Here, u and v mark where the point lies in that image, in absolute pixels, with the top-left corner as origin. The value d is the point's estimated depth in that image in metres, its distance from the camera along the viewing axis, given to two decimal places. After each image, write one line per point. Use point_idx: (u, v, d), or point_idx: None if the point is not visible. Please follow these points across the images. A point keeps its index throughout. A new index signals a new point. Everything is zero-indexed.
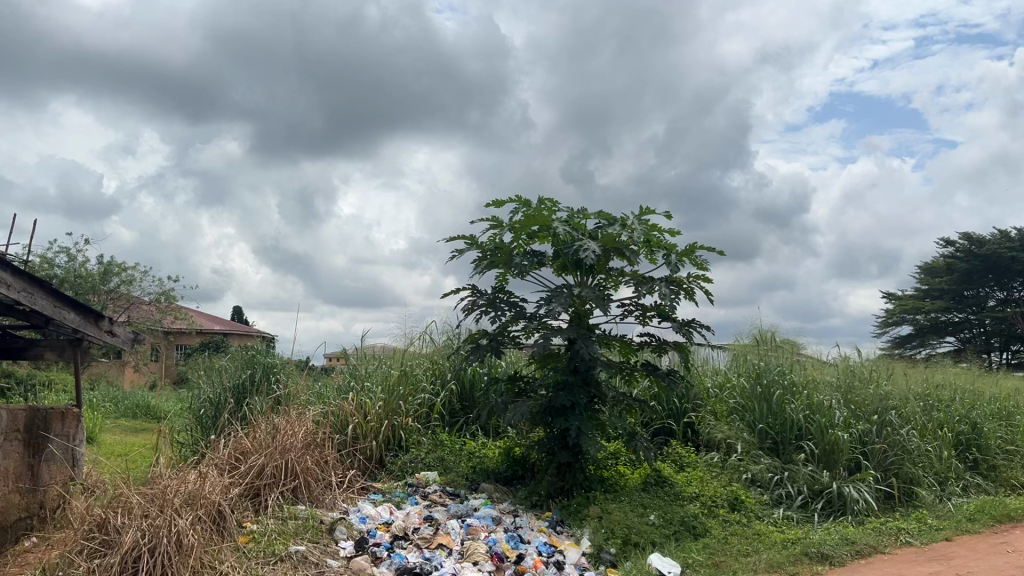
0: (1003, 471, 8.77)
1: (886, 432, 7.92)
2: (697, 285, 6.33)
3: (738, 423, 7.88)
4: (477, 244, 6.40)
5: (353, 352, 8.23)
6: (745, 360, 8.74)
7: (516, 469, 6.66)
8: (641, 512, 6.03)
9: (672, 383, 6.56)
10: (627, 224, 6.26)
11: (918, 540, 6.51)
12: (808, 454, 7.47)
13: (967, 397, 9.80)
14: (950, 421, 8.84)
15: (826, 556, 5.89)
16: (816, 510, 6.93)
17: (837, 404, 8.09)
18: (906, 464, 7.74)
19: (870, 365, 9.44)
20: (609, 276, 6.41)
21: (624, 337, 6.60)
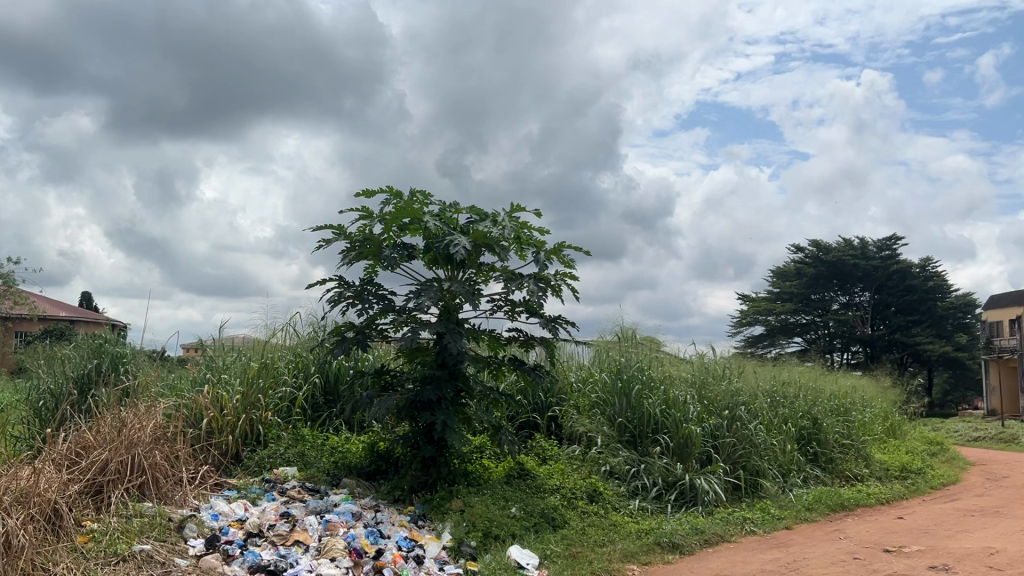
0: (839, 464, 9.43)
1: (736, 426, 8.33)
2: (564, 282, 6.46)
3: (599, 417, 8.07)
4: (345, 234, 6.28)
5: (210, 343, 7.93)
6: (608, 356, 8.97)
7: (379, 464, 6.59)
8: (503, 505, 6.11)
9: (538, 377, 6.64)
10: (498, 220, 6.30)
11: (760, 529, 6.93)
12: (663, 447, 7.78)
13: (810, 393, 10.46)
14: (794, 417, 9.42)
15: (677, 546, 6.15)
16: (669, 501, 7.23)
17: (691, 399, 8.44)
18: (753, 457, 8.17)
19: (724, 362, 9.92)
20: (479, 270, 6.43)
21: (493, 332, 6.64)
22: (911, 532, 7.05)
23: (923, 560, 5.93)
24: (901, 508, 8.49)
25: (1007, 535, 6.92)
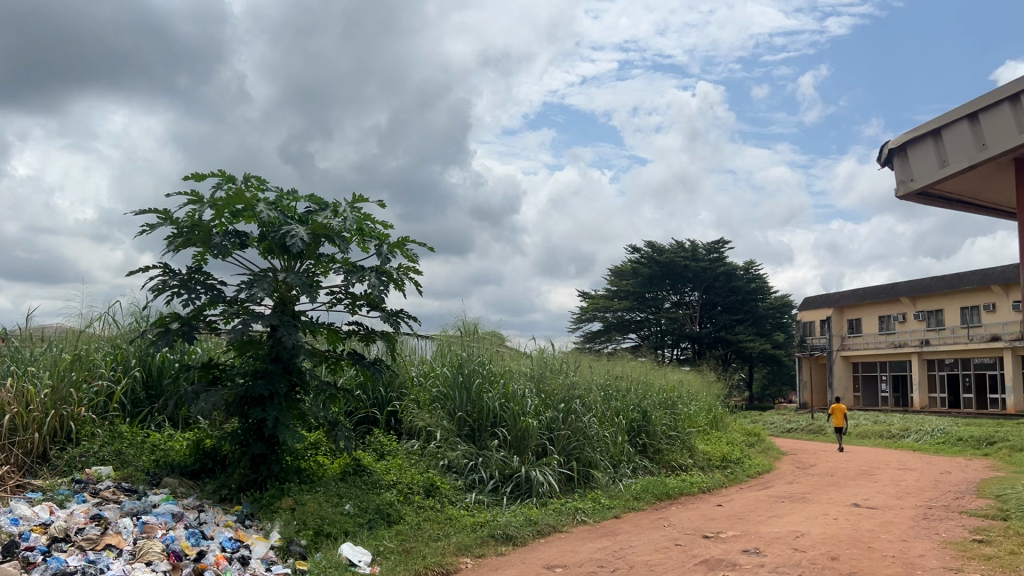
0: (666, 454, 9.92)
1: (570, 419, 8.56)
2: (407, 276, 6.40)
3: (439, 411, 8.02)
4: (171, 220, 5.94)
5: (14, 332, 7.29)
6: (450, 350, 8.89)
7: (205, 462, 6.30)
8: (337, 502, 5.99)
9: (377, 372, 6.53)
10: (338, 211, 6.16)
11: (590, 518, 7.18)
12: (501, 440, 7.88)
13: (640, 387, 10.90)
14: (625, 410, 9.80)
15: (510, 537, 6.25)
16: (505, 493, 7.35)
17: (529, 393, 8.55)
18: (586, 449, 8.44)
19: (562, 357, 10.12)
20: (318, 262, 6.26)
21: (331, 325, 6.48)
22: (728, 518, 7.51)
23: (737, 544, 6.33)
24: (720, 496, 9.05)
25: (812, 519, 7.52)
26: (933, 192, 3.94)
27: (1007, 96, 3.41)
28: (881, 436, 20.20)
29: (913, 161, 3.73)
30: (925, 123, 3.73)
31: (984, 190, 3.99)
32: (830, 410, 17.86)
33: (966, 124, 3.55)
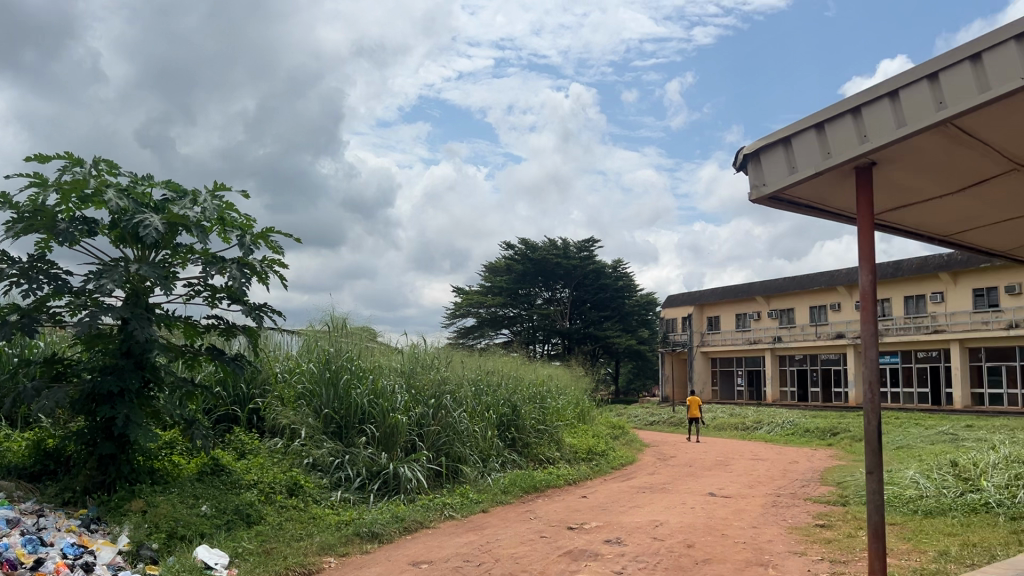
0: (534, 448, 10.08)
1: (440, 414, 8.53)
2: (271, 269, 6.19)
3: (303, 407, 7.79)
4: (11, 204, 5.51)
5: None
6: (316, 346, 8.63)
7: (47, 464, 5.91)
8: (192, 503, 5.74)
9: (238, 368, 6.29)
10: (198, 199, 5.89)
11: (457, 513, 7.19)
12: (368, 437, 7.77)
13: (510, 382, 10.97)
14: (496, 405, 9.84)
15: (376, 535, 6.17)
16: (372, 490, 7.26)
17: (398, 388, 8.42)
18: (455, 444, 8.45)
19: (434, 352, 10.02)
20: (175, 252, 5.96)
21: (188, 318, 6.19)
22: (592, 509, 7.70)
23: (600, 534, 6.50)
24: (585, 488, 9.27)
25: (670, 508, 7.82)
26: (783, 196, 4.15)
27: (849, 108, 3.63)
28: (737, 428, 21.26)
29: (766, 167, 3.92)
30: (776, 131, 3.92)
31: (828, 196, 4.24)
32: (687, 403, 18.64)
33: (812, 133, 3.76)
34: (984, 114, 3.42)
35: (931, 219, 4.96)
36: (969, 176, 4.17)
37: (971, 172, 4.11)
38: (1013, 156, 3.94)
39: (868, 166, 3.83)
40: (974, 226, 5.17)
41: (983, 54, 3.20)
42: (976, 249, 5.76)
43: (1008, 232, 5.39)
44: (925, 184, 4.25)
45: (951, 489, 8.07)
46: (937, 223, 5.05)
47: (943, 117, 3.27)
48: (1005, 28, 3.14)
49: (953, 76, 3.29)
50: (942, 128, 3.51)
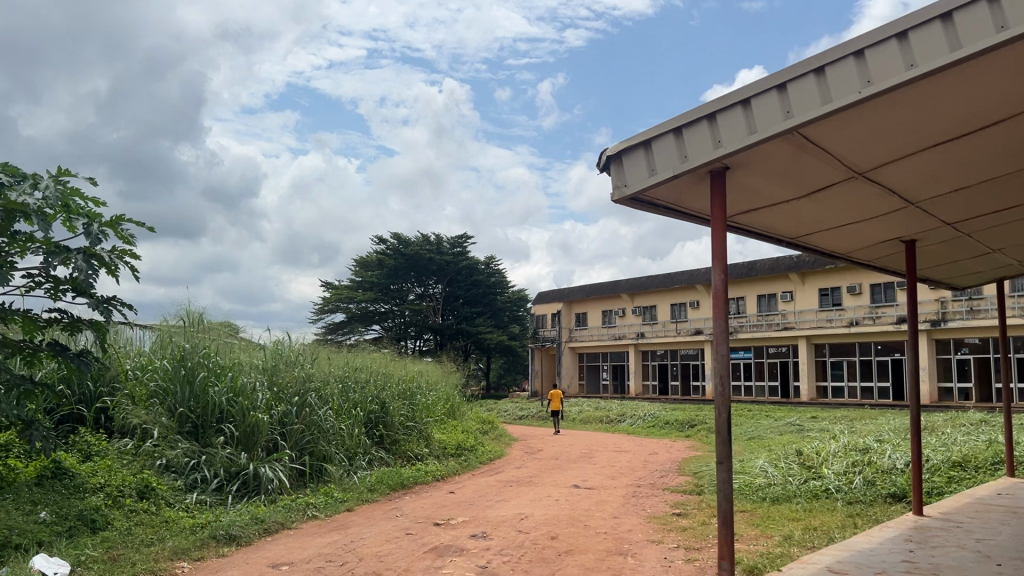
0: (402, 445, 10.01)
1: (304, 412, 8.30)
2: (121, 260, 5.85)
3: (156, 407, 7.39)
4: None
5: None
6: (171, 342, 8.20)
7: None
8: (29, 510, 5.35)
9: (84, 365, 5.91)
10: (39, 184, 5.49)
11: (321, 513, 7.05)
12: (227, 436, 7.48)
13: (379, 378, 10.80)
14: (363, 402, 9.68)
15: (234, 537, 5.96)
16: (230, 492, 7.03)
17: (259, 385, 8.12)
18: (319, 443, 8.27)
19: (298, 348, 9.74)
20: (12, 240, 5.53)
21: (28, 312, 5.76)
22: (458, 504, 7.72)
23: (466, 529, 6.52)
24: (453, 484, 9.29)
25: (535, 501, 7.95)
26: (644, 197, 4.28)
27: (704, 114, 3.78)
28: (602, 421, 21.86)
29: (627, 168, 4.03)
30: (638, 134, 4.03)
31: (686, 198, 4.41)
32: (553, 398, 18.98)
33: (672, 137, 3.89)
34: (826, 125, 3.64)
35: (779, 222, 5.24)
36: (812, 182, 4.43)
37: (814, 179, 4.38)
38: (852, 165, 4.22)
39: (722, 170, 4.00)
40: (818, 229, 5.51)
41: (826, 68, 3.40)
42: (820, 252, 6.14)
43: (848, 236, 5.77)
44: (774, 189, 4.49)
45: (795, 477, 8.59)
46: (784, 226, 5.35)
47: (790, 126, 3.46)
48: (845, 45, 3.36)
49: (799, 88, 3.48)
50: (789, 136, 3.71)
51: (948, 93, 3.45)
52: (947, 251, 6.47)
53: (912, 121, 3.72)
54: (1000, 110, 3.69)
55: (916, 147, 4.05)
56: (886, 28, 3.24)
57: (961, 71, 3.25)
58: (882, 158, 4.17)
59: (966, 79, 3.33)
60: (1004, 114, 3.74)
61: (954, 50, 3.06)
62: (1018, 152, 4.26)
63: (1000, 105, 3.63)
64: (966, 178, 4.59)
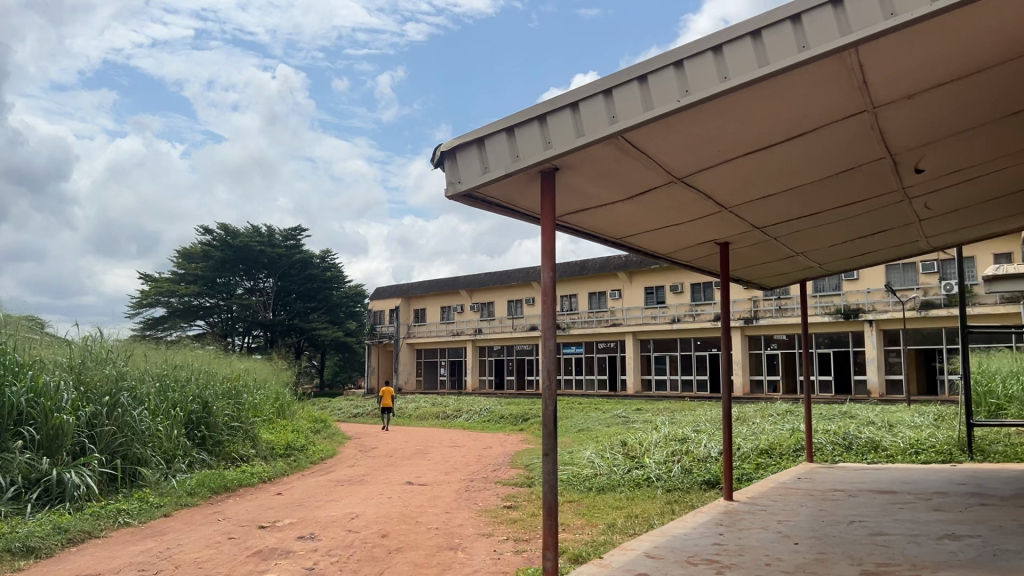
0: (226, 446, 9.58)
1: (116, 412, 7.74)
2: None
3: None
4: None
5: None
6: None
7: None
8: None
9: None
10: None
11: (134, 519, 6.64)
12: (27, 440, 6.83)
13: (202, 376, 10.25)
14: (184, 402, 9.16)
15: (32, 550, 5.50)
16: (29, 500, 6.47)
17: (64, 384, 7.50)
18: (133, 446, 7.77)
19: (110, 345, 9.08)
20: None
21: None
22: (285, 506, 7.48)
23: (293, 531, 6.33)
24: (280, 485, 8.99)
25: (366, 499, 7.84)
26: (477, 195, 4.29)
27: (535, 115, 3.83)
28: (437, 417, 21.88)
29: (460, 165, 4.02)
30: (470, 132, 4.03)
31: (518, 196, 4.47)
32: (385, 395, 18.81)
33: (503, 136, 3.91)
34: (648, 130, 3.80)
35: (606, 223, 5.44)
36: (637, 185, 4.62)
37: (639, 181, 4.56)
38: (673, 169, 4.43)
39: (552, 171, 4.09)
40: (642, 230, 5.75)
41: (649, 76, 3.55)
42: (644, 251, 6.42)
43: (670, 237, 6.07)
44: (601, 190, 4.64)
45: (620, 466, 8.97)
46: (610, 226, 5.55)
47: (615, 130, 3.58)
48: (666, 55, 3.51)
49: (624, 94, 3.61)
50: (615, 140, 3.84)
51: (757, 105, 3.69)
52: (757, 253, 6.94)
53: (726, 130, 3.96)
54: (802, 123, 4.00)
55: (730, 155, 4.31)
56: (701, 42, 3.42)
57: (769, 85, 3.49)
58: (699, 165, 4.41)
59: (772, 93, 3.58)
60: (805, 127, 4.05)
61: (761, 67, 3.28)
62: (817, 164, 4.63)
63: (802, 118, 3.93)
64: (772, 186, 4.94)
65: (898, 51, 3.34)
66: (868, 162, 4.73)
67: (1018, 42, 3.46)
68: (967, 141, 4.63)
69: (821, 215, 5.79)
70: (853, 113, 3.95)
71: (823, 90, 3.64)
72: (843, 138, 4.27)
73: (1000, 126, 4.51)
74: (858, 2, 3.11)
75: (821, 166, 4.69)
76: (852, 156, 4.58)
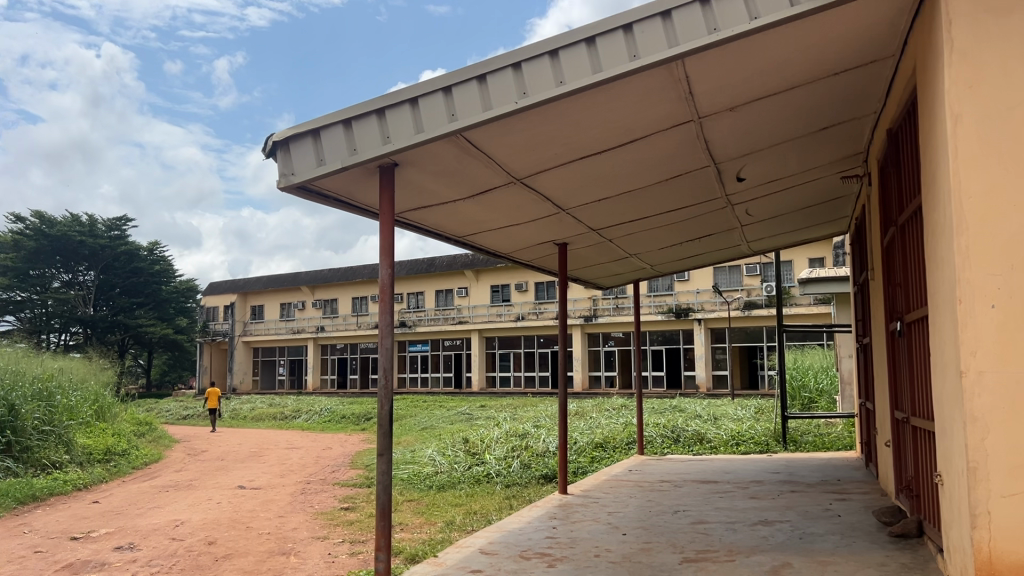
0: (35, 453, 8.84)
1: None
2: None
3: None
4: None
5: None
6: None
7: None
8: None
9: None
10: None
11: None
12: None
13: (8, 376, 9.41)
14: None
15: None
16: None
17: None
18: None
19: None
20: None
21: None
22: (102, 515, 6.99)
23: (109, 542, 5.93)
24: (98, 493, 8.40)
25: (193, 506, 7.45)
26: (312, 187, 4.14)
27: (373, 108, 3.72)
28: (274, 418, 21.14)
29: (294, 156, 3.83)
30: (305, 122, 3.85)
31: (356, 190, 4.37)
32: (213, 396, 17.93)
33: (340, 128, 3.77)
34: (487, 130, 3.82)
35: (446, 220, 5.43)
36: (476, 184, 4.64)
37: (479, 181, 4.59)
38: (512, 170, 4.49)
39: (391, 166, 4.03)
40: (482, 229, 5.79)
41: (489, 76, 3.55)
42: (485, 249, 6.47)
43: (511, 236, 6.15)
44: (441, 188, 4.63)
45: (460, 464, 9.00)
46: (451, 224, 5.55)
47: (455, 129, 3.57)
48: (505, 56, 3.52)
49: (464, 93, 3.59)
50: (453, 138, 3.83)
51: (592, 110, 3.79)
52: (595, 254, 7.15)
53: (562, 133, 4.04)
54: (634, 130, 4.15)
55: (567, 157, 4.40)
56: (538, 45, 3.46)
57: (605, 91, 3.58)
58: (537, 166, 4.49)
59: (607, 98, 3.68)
60: (638, 133, 4.20)
61: (595, 73, 3.36)
62: (648, 169, 4.82)
63: (634, 124, 4.08)
64: (608, 189, 5.10)
65: (720, 65, 3.53)
66: (695, 169, 4.98)
67: (822, 65, 3.75)
68: (782, 153, 4.97)
69: (652, 219, 6.05)
70: (680, 122, 4.14)
71: (653, 99, 3.80)
72: (672, 146, 4.47)
73: (811, 139, 4.87)
74: (684, 15, 3.25)
75: (652, 172, 4.89)
76: (680, 164, 4.81)
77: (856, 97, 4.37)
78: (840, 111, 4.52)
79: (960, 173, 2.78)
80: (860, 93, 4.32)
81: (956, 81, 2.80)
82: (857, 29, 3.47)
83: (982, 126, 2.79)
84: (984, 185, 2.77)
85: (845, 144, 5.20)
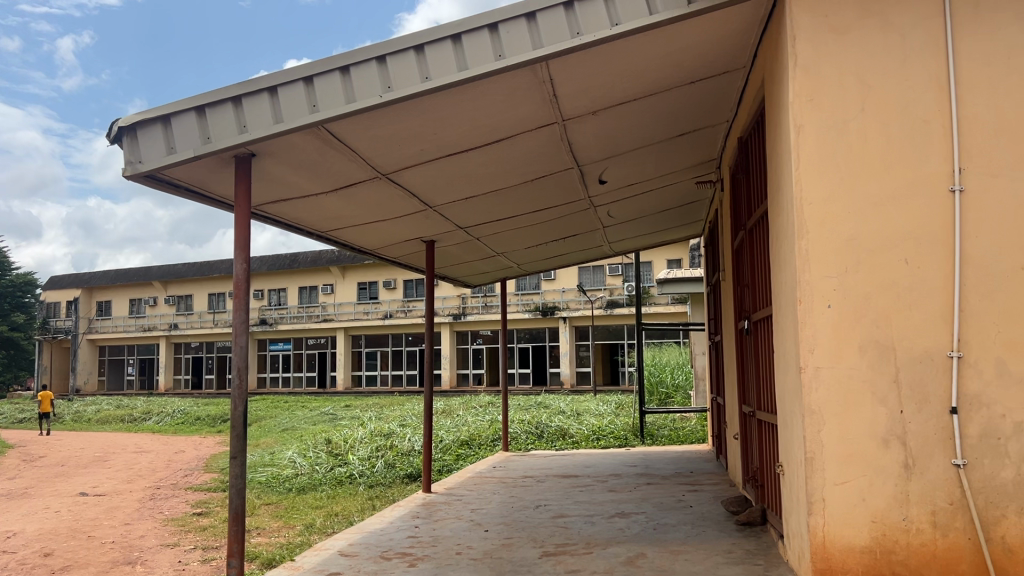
0: None
1: None
2: None
3: None
4: None
5: None
6: None
7: None
8: None
9: None
10: None
11: None
12: None
13: None
14: None
15: None
16: None
17: None
18: None
19: None
20: None
21: None
22: None
23: None
24: None
25: (28, 515, 6.93)
26: (162, 176, 3.93)
27: (229, 96, 3.56)
28: (122, 421, 19.96)
29: (141, 142, 3.60)
30: (155, 107, 3.63)
31: (211, 180, 4.18)
32: (45, 398, 16.66)
33: (192, 115, 3.59)
34: (349, 123, 3.74)
35: (309, 215, 5.28)
36: (339, 178, 4.54)
37: (342, 175, 4.49)
38: (376, 164, 4.41)
39: (247, 156, 3.87)
40: (346, 224, 5.68)
41: (353, 67, 3.46)
42: (349, 245, 6.35)
43: (375, 233, 6.06)
44: (303, 181, 4.51)
45: (322, 465, 8.80)
46: (314, 219, 5.41)
47: (316, 121, 3.46)
48: (369, 48, 3.44)
49: (325, 84, 3.49)
50: (315, 129, 3.73)
51: (457, 108, 3.78)
52: (460, 252, 7.16)
53: (428, 129, 4.01)
54: (499, 129, 4.17)
55: (433, 153, 4.38)
56: (404, 38, 3.40)
57: (471, 89, 3.57)
58: (402, 162, 4.44)
59: (473, 96, 3.68)
60: (504, 132, 4.23)
61: (461, 71, 3.36)
62: (514, 168, 4.87)
63: (500, 124, 4.10)
64: (474, 187, 5.11)
65: (581, 69, 3.60)
66: (559, 171, 5.06)
67: (678, 73, 3.91)
68: (642, 157, 5.13)
69: (517, 218, 6.12)
70: (544, 123, 4.19)
71: (517, 99, 3.83)
72: (537, 146, 4.52)
73: (669, 144, 5.05)
74: (548, 18, 3.29)
75: (518, 172, 4.94)
76: (545, 164, 4.88)
77: (710, 106, 4.57)
78: (696, 118, 4.72)
79: (802, 181, 2.96)
80: (714, 101, 4.51)
81: (799, 95, 2.98)
82: (710, 41, 3.64)
83: (822, 137, 2.97)
84: (822, 192, 2.95)
85: (699, 150, 5.43)
